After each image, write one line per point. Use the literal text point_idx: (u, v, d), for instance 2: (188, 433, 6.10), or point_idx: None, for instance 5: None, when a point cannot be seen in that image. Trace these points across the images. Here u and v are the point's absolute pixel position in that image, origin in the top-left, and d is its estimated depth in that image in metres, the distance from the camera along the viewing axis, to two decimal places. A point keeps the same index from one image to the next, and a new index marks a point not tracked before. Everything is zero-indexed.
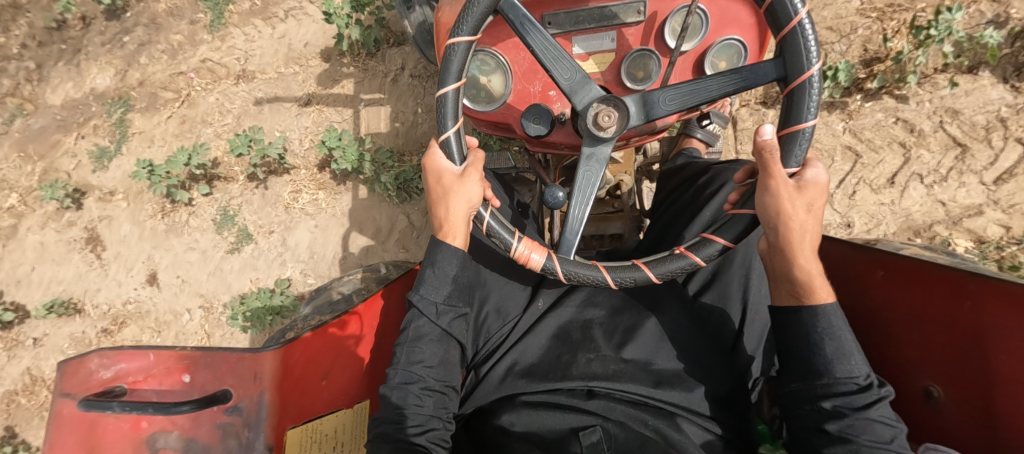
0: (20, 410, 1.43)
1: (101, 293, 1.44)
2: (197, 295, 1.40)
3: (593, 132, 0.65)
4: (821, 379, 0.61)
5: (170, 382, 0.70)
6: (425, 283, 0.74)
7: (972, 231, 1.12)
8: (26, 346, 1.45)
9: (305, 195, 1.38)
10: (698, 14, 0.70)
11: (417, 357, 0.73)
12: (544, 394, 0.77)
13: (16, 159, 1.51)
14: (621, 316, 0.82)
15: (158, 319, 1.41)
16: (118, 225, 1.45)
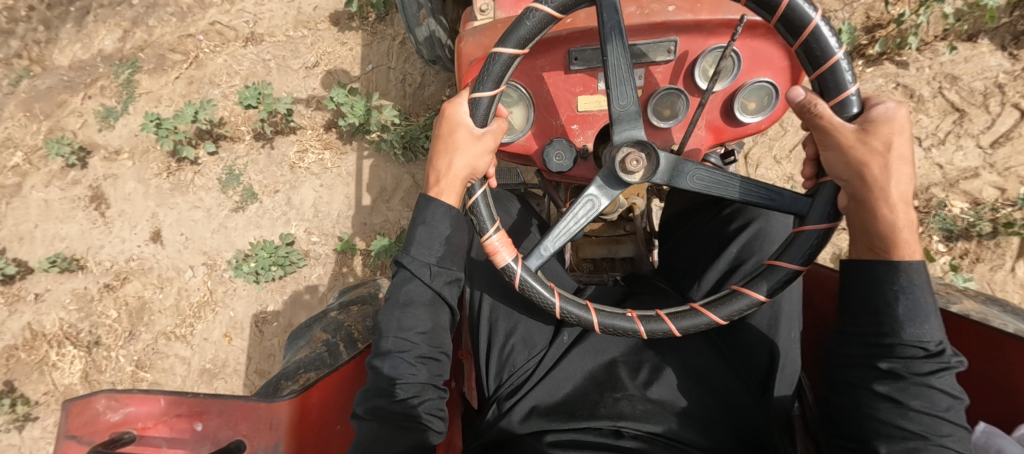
0: (20, 364, 1.49)
1: (104, 250, 1.51)
2: (200, 252, 1.47)
3: (620, 173, 0.69)
4: (885, 339, 0.59)
5: (180, 429, 0.71)
6: (416, 243, 0.75)
7: (969, 193, 1.21)
8: (26, 301, 1.52)
9: (311, 154, 1.46)
10: (732, 56, 0.74)
11: (408, 324, 0.75)
12: (573, 433, 0.78)
13: (22, 118, 1.57)
14: (645, 352, 0.84)
15: (161, 275, 1.48)
16: (123, 184, 1.52)
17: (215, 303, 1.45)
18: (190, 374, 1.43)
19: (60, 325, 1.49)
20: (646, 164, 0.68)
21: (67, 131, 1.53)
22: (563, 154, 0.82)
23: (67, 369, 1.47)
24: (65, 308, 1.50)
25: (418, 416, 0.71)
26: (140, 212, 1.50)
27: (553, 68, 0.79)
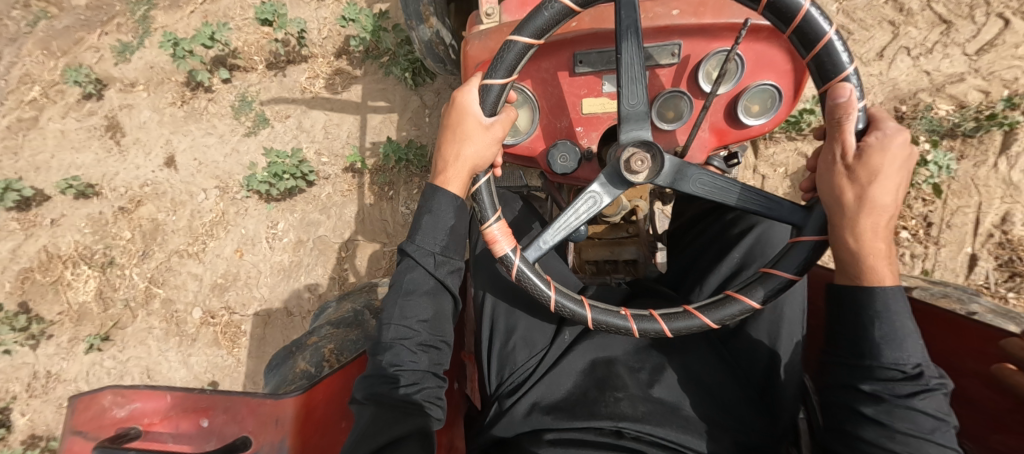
0: (35, 285, 1.85)
1: (118, 177, 1.86)
2: (213, 176, 1.84)
3: (625, 172, 0.85)
4: (868, 361, 0.72)
5: (185, 425, 0.80)
6: (422, 232, 0.90)
7: (954, 95, 1.52)
8: (42, 227, 1.86)
9: (322, 79, 1.83)
10: (737, 60, 0.91)
11: (411, 314, 0.88)
12: (575, 432, 0.92)
13: (41, 55, 1.91)
14: (647, 354, 1.01)
15: (174, 199, 1.85)
16: (138, 112, 1.87)
17: (224, 223, 1.84)
18: (202, 287, 1.84)
19: (75, 246, 1.84)
20: (649, 164, 0.85)
21: (84, 65, 1.87)
22: (566, 156, 1.00)
23: (82, 287, 1.84)
24: (80, 230, 1.85)
25: (417, 403, 0.82)
26: (155, 138, 1.86)
27: (560, 69, 0.97)
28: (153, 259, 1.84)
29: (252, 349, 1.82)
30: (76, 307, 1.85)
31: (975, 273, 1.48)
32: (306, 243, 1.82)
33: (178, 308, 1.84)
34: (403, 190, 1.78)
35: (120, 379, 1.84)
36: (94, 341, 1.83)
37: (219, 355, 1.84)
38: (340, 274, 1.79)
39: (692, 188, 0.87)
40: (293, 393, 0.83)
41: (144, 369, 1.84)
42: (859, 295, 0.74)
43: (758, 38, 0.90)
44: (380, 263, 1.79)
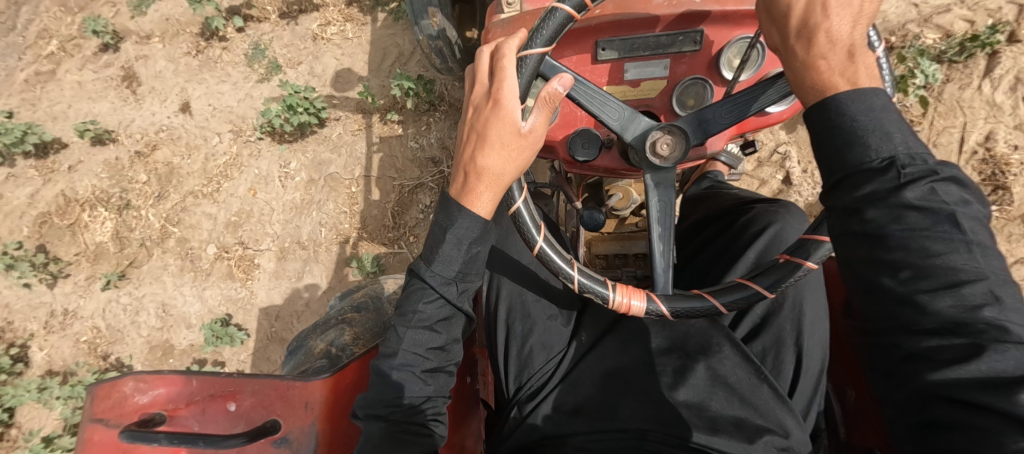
0: (53, 228, 2.03)
1: (135, 123, 2.06)
2: (227, 121, 2.02)
3: (653, 155, 0.83)
4: (936, 266, 0.56)
5: (214, 410, 0.87)
6: (438, 261, 0.85)
7: (940, 27, 1.57)
8: (60, 172, 2.07)
9: (334, 26, 1.99)
10: (758, 49, 0.92)
11: (421, 341, 0.88)
12: (598, 434, 0.94)
13: (58, 11, 2.17)
14: (668, 356, 0.99)
15: (189, 143, 2.03)
16: (155, 62, 2.08)
17: (234, 168, 2.01)
18: (216, 225, 2.00)
19: (92, 189, 2.03)
20: (674, 144, 0.82)
21: (102, 17, 2.10)
22: (588, 143, 0.95)
23: (99, 228, 2.01)
24: (97, 175, 2.04)
25: (425, 422, 0.85)
26: (172, 86, 2.06)
27: (582, 55, 0.99)
28: (168, 201, 2.01)
29: (267, 280, 1.96)
30: (92, 247, 2.01)
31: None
32: (317, 182, 1.97)
33: (192, 245, 2.01)
34: (411, 127, 1.93)
35: (136, 314, 2.00)
36: (110, 278, 1.99)
37: (233, 289, 1.98)
38: (350, 203, 1.95)
39: (721, 123, 0.84)
40: (321, 377, 0.89)
41: (159, 304, 2.00)
42: (811, 111, 0.63)
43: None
44: (387, 198, 1.94)
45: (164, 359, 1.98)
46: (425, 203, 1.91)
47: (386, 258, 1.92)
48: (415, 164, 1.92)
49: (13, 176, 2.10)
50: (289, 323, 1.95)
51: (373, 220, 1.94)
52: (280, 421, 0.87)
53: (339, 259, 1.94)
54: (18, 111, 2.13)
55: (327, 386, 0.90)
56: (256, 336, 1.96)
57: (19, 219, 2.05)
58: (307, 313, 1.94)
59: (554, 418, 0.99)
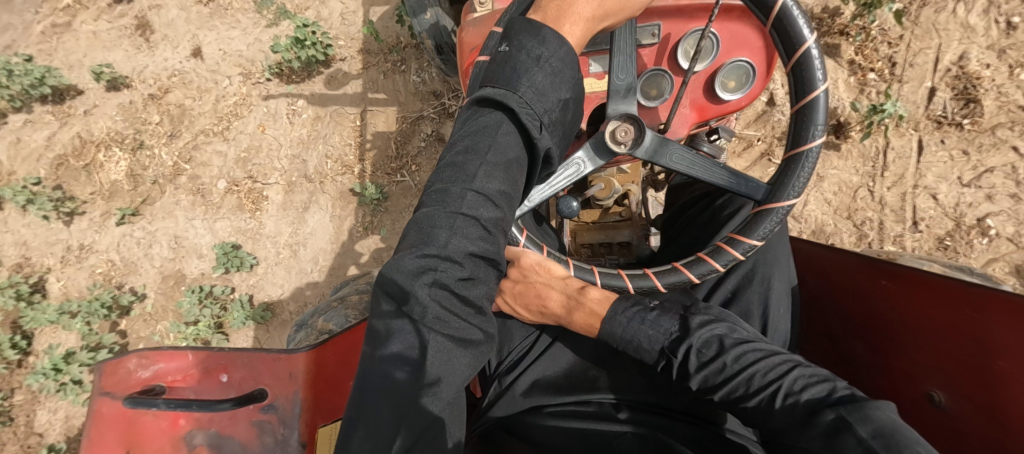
0: (70, 170, 2.09)
1: (148, 70, 2.12)
2: (237, 64, 2.11)
3: (614, 141, 0.98)
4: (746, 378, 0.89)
5: (207, 382, 0.94)
6: (529, 93, 0.71)
7: None
8: (77, 116, 2.11)
9: None
10: (707, 39, 1.09)
11: (471, 216, 0.72)
12: (575, 402, 1.10)
13: None
14: None
15: (200, 87, 2.12)
16: (167, 12, 2.13)
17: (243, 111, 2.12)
18: (226, 162, 2.11)
19: (107, 131, 2.10)
20: (632, 135, 0.98)
21: None
22: None
23: (114, 167, 2.09)
24: (112, 118, 2.10)
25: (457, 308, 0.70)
26: (184, 34, 2.12)
27: None
28: (180, 143, 2.10)
29: (276, 210, 2.11)
30: (107, 186, 2.09)
31: (935, 102, 1.75)
32: (323, 119, 2.10)
33: (203, 181, 2.11)
34: (413, 63, 2.08)
35: (148, 246, 2.09)
36: (124, 213, 2.07)
37: (243, 220, 2.11)
38: (355, 136, 2.09)
39: (669, 162, 1.01)
40: (303, 350, 0.98)
41: (171, 236, 2.09)
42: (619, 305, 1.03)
43: (730, 19, 1.11)
44: (390, 130, 2.10)
45: (176, 287, 2.08)
46: (426, 133, 2.08)
47: (389, 187, 2.08)
48: (417, 97, 2.09)
49: (29, 120, 2.13)
50: (298, 248, 2.10)
51: (378, 153, 2.09)
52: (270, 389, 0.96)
53: (343, 189, 2.10)
54: (38, 58, 2.12)
55: (309, 358, 0.98)
56: (264, 261, 2.10)
57: (37, 162, 2.10)
58: (315, 239, 2.10)
59: (535, 391, 1.13)
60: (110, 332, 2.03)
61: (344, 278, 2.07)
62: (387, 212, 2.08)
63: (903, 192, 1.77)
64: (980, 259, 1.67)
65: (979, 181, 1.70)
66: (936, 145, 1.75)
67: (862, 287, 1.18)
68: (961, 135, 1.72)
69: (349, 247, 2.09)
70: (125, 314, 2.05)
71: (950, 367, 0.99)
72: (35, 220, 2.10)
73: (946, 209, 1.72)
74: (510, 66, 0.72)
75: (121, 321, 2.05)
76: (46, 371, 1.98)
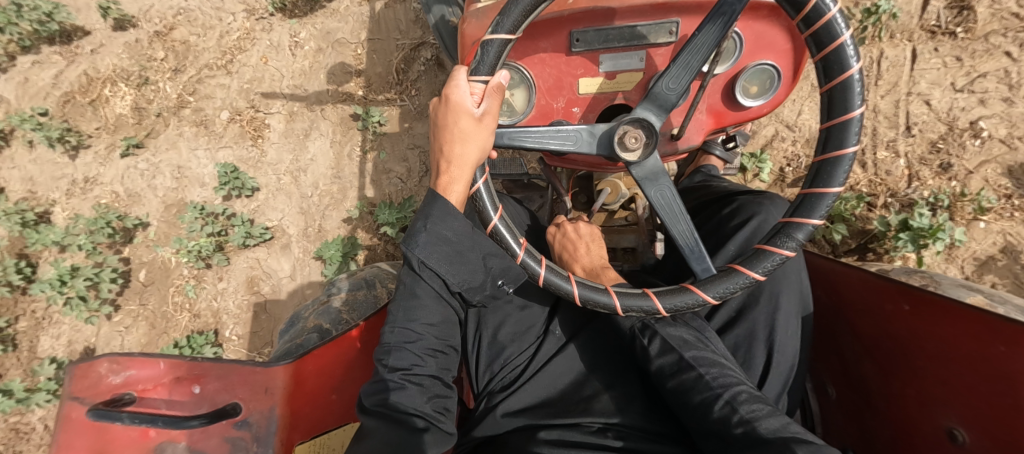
0: (76, 105, 2.14)
1: (153, 9, 2.17)
2: (241, 2, 2.18)
3: (623, 150, 1.01)
4: (695, 387, 0.98)
5: (178, 394, 1.08)
6: (418, 245, 1.03)
7: None
8: (84, 55, 2.16)
9: None
10: (733, 38, 1.06)
11: (406, 339, 1.07)
12: (561, 428, 1.13)
13: None
14: (615, 369, 1.21)
15: (205, 23, 2.17)
16: None
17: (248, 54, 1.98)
18: (230, 93, 2.15)
19: (112, 68, 2.14)
20: (640, 142, 1.01)
21: None
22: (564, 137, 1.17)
23: (120, 102, 2.13)
24: (118, 55, 2.15)
25: (405, 421, 0.98)
26: None
27: (557, 47, 1.13)
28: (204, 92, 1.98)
29: (280, 138, 2.14)
30: (113, 120, 2.14)
31: (928, 12, 1.84)
32: (325, 50, 2.16)
33: (206, 113, 2.15)
34: None
35: (152, 178, 2.13)
36: (129, 144, 2.11)
37: (245, 149, 2.14)
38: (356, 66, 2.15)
39: (669, 95, 0.99)
40: (282, 364, 1.12)
41: (175, 167, 2.13)
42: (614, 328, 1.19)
43: (756, 18, 1.05)
44: (390, 56, 2.15)
45: (179, 216, 2.12)
46: (427, 58, 2.13)
47: (389, 111, 2.13)
48: (418, 25, 2.14)
49: (37, 61, 2.18)
50: (299, 175, 2.13)
51: (377, 78, 2.15)
52: (241, 405, 1.08)
53: (347, 115, 2.14)
54: None
55: (287, 373, 1.13)
56: (265, 187, 2.13)
57: (44, 100, 2.16)
58: (317, 165, 2.13)
59: (514, 415, 1.19)
60: (113, 254, 2.10)
61: (346, 199, 2.10)
62: (387, 136, 2.13)
63: (896, 99, 1.85)
64: (973, 161, 1.75)
65: (972, 85, 1.78)
66: (930, 54, 1.84)
67: (879, 311, 1.21)
68: (955, 43, 1.81)
69: (351, 172, 2.12)
70: (128, 241, 2.11)
71: (971, 406, 1.01)
72: (42, 154, 2.16)
73: (939, 114, 1.80)
74: (418, 239, 1.03)
75: (123, 248, 2.12)
76: (53, 282, 2.05)
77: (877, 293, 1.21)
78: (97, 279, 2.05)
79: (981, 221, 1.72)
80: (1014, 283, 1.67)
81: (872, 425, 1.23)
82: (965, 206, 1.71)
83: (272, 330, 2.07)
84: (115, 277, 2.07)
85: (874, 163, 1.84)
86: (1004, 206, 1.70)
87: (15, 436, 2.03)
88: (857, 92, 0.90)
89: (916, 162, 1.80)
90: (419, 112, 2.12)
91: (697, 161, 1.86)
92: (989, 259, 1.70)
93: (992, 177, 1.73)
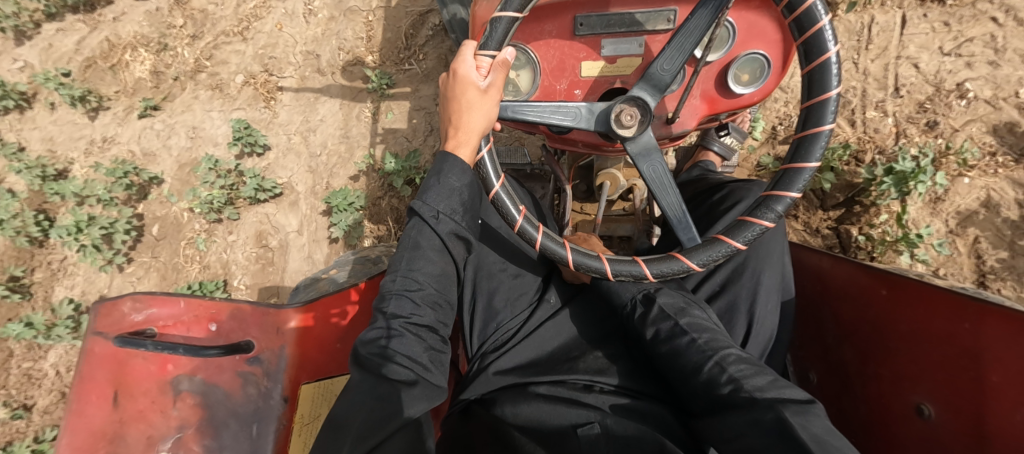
0: (98, 70, 2.21)
1: None
2: None
3: (619, 127, 1.02)
4: (685, 348, 1.02)
5: (197, 330, 1.23)
6: (428, 196, 1.10)
7: None
8: (107, 22, 2.21)
9: None
10: (726, 27, 1.10)
11: (408, 288, 1.11)
12: (548, 384, 1.20)
13: None
14: (604, 337, 1.28)
15: None
16: None
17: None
18: (244, 59, 2.19)
19: (134, 35, 2.19)
20: (636, 120, 1.02)
21: None
22: None
23: (139, 66, 2.19)
24: (139, 23, 2.20)
25: (399, 365, 1.02)
26: None
27: (563, 30, 1.15)
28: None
29: (290, 101, 2.18)
30: (132, 83, 2.20)
31: None
32: (337, 18, 2.18)
33: (222, 77, 2.19)
34: None
35: (168, 137, 2.19)
36: (147, 106, 2.17)
37: (259, 110, 2.18)
38: (365, 32, 2.17)
39: (666, 74, 1.00)
40: (292, 306, 1.28)
41: (190, 128, 2.19)
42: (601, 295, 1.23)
43: (747, 8, 1.09)
44: (399, 22, 2.17)
45: (191, 174, 2.19)
46: (435, 23, 2.14)
47: (397, 75, 2.15)
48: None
49: (61, 29, 2.24)
50: (308, 135, 2.18)
51: (386, 44, 2.17)
52: (253, 341, 1.24)
53: (356, 79, 2.18)
54: None
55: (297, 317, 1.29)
56: (275, 147, 2.18)
57: (67, 63, 2.22)
58: (325, 125, 2.18)
59: (507, 373, 1.25)
60: (128, 208, 2.18)
61: (354, 157, 2.15)
62: (395, 98, 2.15)
63: (886, 62, 1.85)
64: (958, 120, 1.75)
65: (959, 50, 1.77)
66: (919, 19, 1.83)
67: (860, 296, 1.26)
68: (943, 9, 1.81)
69: (358, 132, 2.16)
70: (142, 198, 2.20)
71: (942, 385, 1.06)
72: (63, 116, 2.24)
73: (927, 77, 1.80)
74: (432, 191, 1.10)
75: (138, 204, 2.20)
76: (70, 228, 2.13)
77: (858, 279, 1.26)
78: (112, 229, 2.13)
79: (965, 177, 1.73)
80: (996, 235, 1.68)
81: (849, 406, 1.27)
82: (950, 162, 1.72)
83: (278, 281, 2.14)
84: (129, 229, 2.15)
85: (863, 121, 1.85)
86: (989, 163, 1.71)
87: (27, 381, 2.15)
88: (834, 73, 0.92)
89: (904, 120, 1.80)
90: (425, 75, 2.14)
91: (696, 156, 1.87)
92: (972, 213, 1.72)
93: (977, 134, 1.73)
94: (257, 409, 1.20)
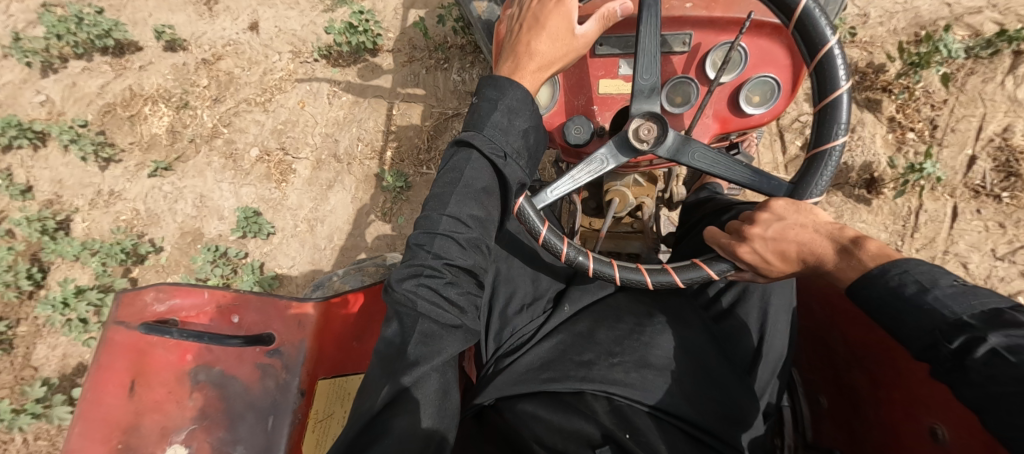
0: (114, 120, 2.17)
1: (205, 37, 2.22)
2: (289, 43, 2.20)
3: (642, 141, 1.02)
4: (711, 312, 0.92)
5: (220, 320, 1.21)
6: (492, 125, 0.98)
7: (969, 28, 1.89)
8: (130, 71, 2.21)
9: None
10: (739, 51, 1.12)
11: (439, 247, 0.95)
12: (553, 394, 1.04)
13: None
14: (627, 341, 1.11)
15: (251, 58, 2.21)
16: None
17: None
18: (262, 131, 2.17)
19: (157, 88, 2.19)
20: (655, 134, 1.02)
21: None
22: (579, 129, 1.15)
23: (157, 120, 2.18)
24: (164, 76, 2.19)
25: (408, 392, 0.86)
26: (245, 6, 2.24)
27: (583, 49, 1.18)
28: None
29: (303, 185, 2.14)
30: (147, 138, 2.17)
31: (974, 171, 1.83)
32: (361, 103, 2.17)
33: (237, 146, 2.17)
34: (456, 64, 2.15)
35: (174, 202, 2.14)
36: (158, 167, 2.14)
37: (268, 189, 2.14)
38: (387, 117, 2.16)
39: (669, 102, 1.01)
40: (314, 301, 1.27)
41: (198, 195, 2.15)
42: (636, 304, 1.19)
43: (759, 35, 1.13)
44: (424, 121, 2.14)
45: (192, 245, 2.11)
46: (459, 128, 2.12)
47: (415, 176, 2.11)
48: (455, 95, 2.14)
49: (86, 68, 2.22)
50: (316, 224, 2.12)
51: (408, 141, 2.14)
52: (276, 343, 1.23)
53: (371, 174, 2.14)
54: (107, 10, 2.24)
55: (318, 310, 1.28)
56: (280, 232, 2.13)
57: (86, 106, 2.19)
58: (335, 216, 2.12)
59: (513, 383, 1.09)
60: (121, 277, 2.06)
61: (357, 257, 2.08)
62: (408, 201, 2.10)
63: (933, 254, 1.81)
64: None
65: (1014, 256, 1.76)
66: (971, 215, 1.82)
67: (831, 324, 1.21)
68: (999, 207, 1.80)
69: (368, 228, 2.10)
70: (138, 264, 2.09)
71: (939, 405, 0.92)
72: (74, 161, 2.17)
73: (978, 278, 1.76)
74: (489, 121, 0.98)
75: (134, 269, 2.08)
76: (56, 303, 2.00)
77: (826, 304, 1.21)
78: (102, 304, 2.01)
79: None
80: None
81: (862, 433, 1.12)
82: None
83: None
84: None
85: None
86: None
87: None
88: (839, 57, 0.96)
89: None
90: None
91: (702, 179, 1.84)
92: None
93: None
94: (273, 404, 1.19)
